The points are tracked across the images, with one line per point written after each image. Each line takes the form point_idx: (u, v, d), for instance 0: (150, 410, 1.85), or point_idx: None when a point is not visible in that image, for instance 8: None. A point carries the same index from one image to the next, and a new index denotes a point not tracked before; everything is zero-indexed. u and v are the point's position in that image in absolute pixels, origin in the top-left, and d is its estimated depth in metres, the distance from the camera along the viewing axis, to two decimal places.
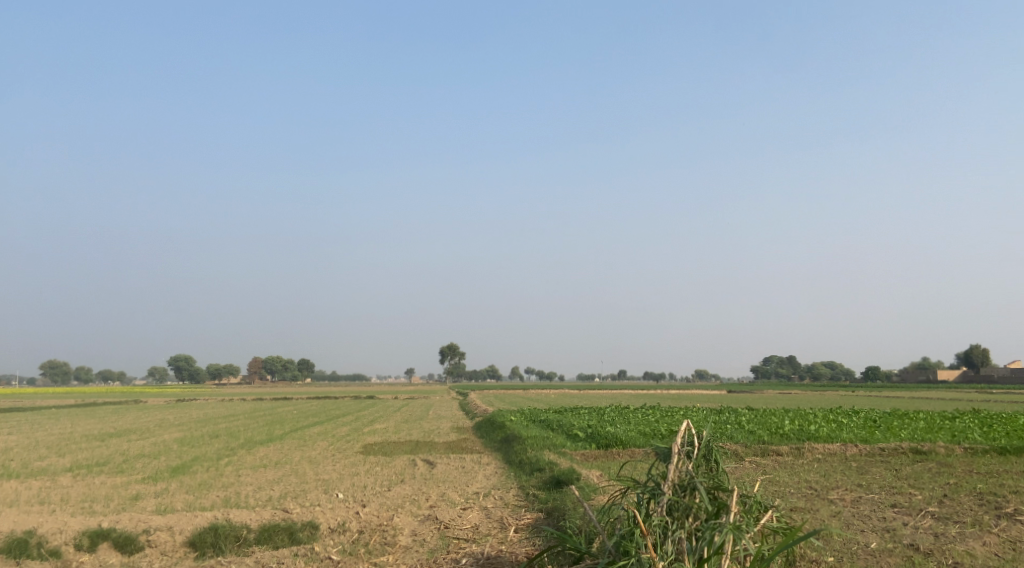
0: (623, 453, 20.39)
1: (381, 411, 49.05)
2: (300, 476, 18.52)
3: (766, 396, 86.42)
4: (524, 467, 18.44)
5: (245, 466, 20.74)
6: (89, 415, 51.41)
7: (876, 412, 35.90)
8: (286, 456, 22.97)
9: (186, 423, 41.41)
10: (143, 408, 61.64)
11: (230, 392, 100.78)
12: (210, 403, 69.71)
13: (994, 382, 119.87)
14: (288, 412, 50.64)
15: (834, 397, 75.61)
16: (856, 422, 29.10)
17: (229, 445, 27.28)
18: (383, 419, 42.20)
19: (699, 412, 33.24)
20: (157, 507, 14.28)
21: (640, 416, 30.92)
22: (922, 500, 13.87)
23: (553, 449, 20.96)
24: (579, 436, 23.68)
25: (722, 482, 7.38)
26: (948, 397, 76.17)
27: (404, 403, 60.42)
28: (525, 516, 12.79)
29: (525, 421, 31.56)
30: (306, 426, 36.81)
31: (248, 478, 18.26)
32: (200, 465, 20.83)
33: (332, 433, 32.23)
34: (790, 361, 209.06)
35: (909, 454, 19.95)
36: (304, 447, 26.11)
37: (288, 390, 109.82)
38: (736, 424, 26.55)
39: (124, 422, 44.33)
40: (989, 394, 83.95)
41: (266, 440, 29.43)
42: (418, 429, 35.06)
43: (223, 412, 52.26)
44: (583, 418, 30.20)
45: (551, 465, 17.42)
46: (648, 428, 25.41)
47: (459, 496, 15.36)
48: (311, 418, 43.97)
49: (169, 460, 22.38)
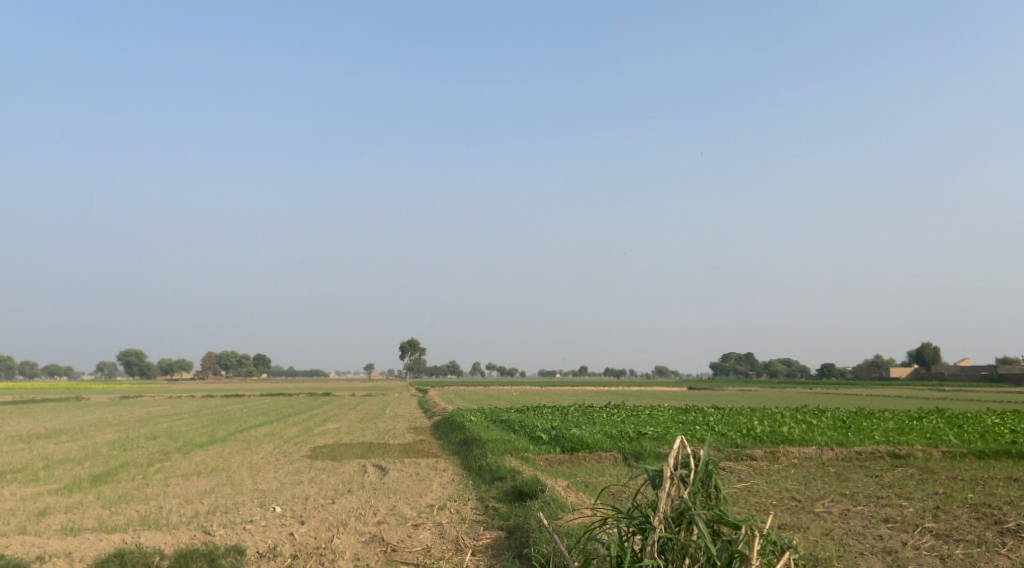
0: (590, 458, 19.12)
1: (335, 410, 47.13)
2: (235, 486, 16.80)
3: (726, 393, 86.08)
4: (483, 475, 16.98)
5: (178, 473, 18.96)
6: (25, 414, 48.56)
7: (843, 412, 35.08)
8: (225, 462, 21.19)
9: (127, 422, 39.16)
10: (84, 405, 58.65)
11: (181, 388, 97.40)
12: (158, 400, 66.89)
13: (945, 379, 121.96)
14: (238, 411, 48.47)
15: (794, 396, 75.33)
16: (824, 423, 28.09)
17: (165, 448, 25.35)
18: (337, 418, 40.37)
19: (664, 412, 32.09)
20: (63, 527, 12.54)
21: (605, 416, 29.64)
22: (914, 513, 12.44)
23: (515, 453, 19.56)
24: (543, 438, 22.31)
25: (724, 513, 5.95)
26: (900, 394, 76.75)
27: (362, 401, 58.50)
28: (483, 536, 11.35)
29: (485, 421, 30.16)
30: (254, 426, 34.85)
31: (177, 489, 16.51)
32: (126, 473, 18.98)
33: (280, 434, 30.35)
34: (747, 358, 210.91)
35: (887, 458, 18.92)
36: (246, 451, 24.30)
37: (242, 385, 106.88)
38: (705, 425, 25.44)
39: (60, 421, 41.80)
40: (938, 390, 85.04)
41: (206, 442, 27.50)
42: (373, 429, 33.40)
43: (170, 410, 49.87)
44: (546, 419, 28.88)
45: (512, 473, 15.98)
46: (614, 429, 24.13)
47: (411, 510, 13.83)
48: (261, 416, 41.94)
49: (93, 466, 20.44)
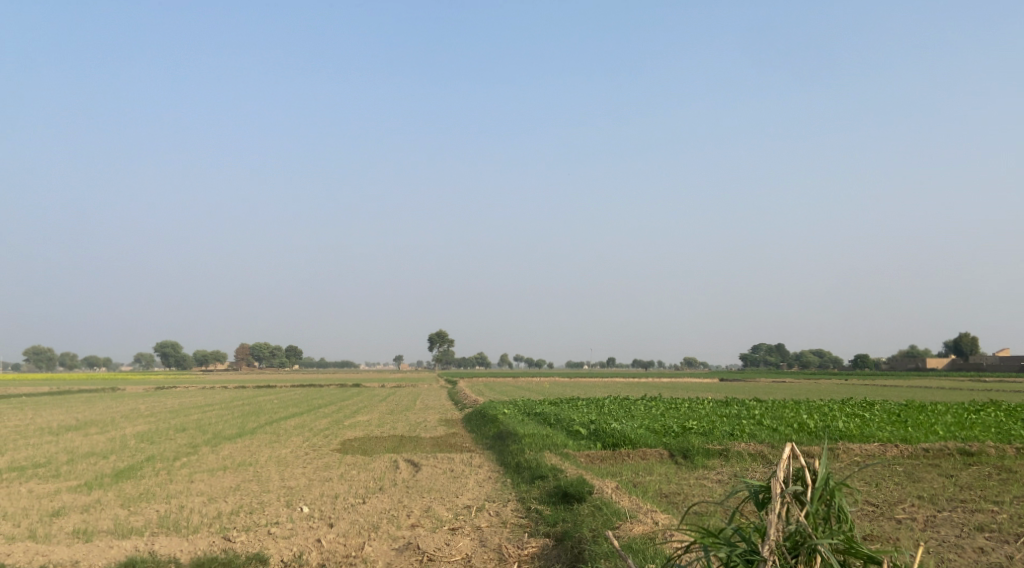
0: (634, 455, 18.01)
1: (365, 401, 46.42)
2: (261, 484, 15.85)
3: (765, 385, 83.83)
4: (522, 473, 15.91)
5: (203, 468, 18.15)
6: (58, 405, 48.56)
7: (892, 405, 33.44)
8: (253, 456, 20.33)
9: (157, 413, 38.76)
10: (118, 396, 58.66)
11: (215, 379, 97.29)
12: (190, 391, 66.73)
13: (985, 369, 119.01)
14: (268, 402, 48.01)
15: (828, 386, 73.05)
16: (878, 417, 26.56)
17: (192, 441, 24.60)
18: (368, 410, 39.63)
19: (705, 404, 30.81)
20: (76, 529, 11.73)
21: (643, 409, 28.40)
22: (1009, 521, 11.08)
23: (553, 449, 18.45)
24: (582, 433, 21.15)
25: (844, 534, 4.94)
26: (937, 385, 74.18)
27: (392, 392, 57.98)
28: (529, 542, 10.29)
29: (518, 414, 29.10)
30: (284, 418, 34.19)
31: (201, 486, 15.64)
32: (149, 468, 18.18)
33: (309, 427, 29.57)
34: (778, 348, 207.46)
35: (957, 456, 17.54)
36: (275, 444, 23.45)
37: (272, 377, 107.27)
38: (752, 419, 24.15)
39: (91, 412, 41.58)
40: (973, 382, 82.39)
41: (234, 435, 26.80)
42: (403, 422, 32.52)
43: (200, 402, 49.56)
44: (583, 412, 27.60)
45: (554, 471, 14.88)
46: (657, 424, 22.92)
47: (447, 512, 12.79)
48: (291, 408, 41.31)
49: (117, 461, 19.72)
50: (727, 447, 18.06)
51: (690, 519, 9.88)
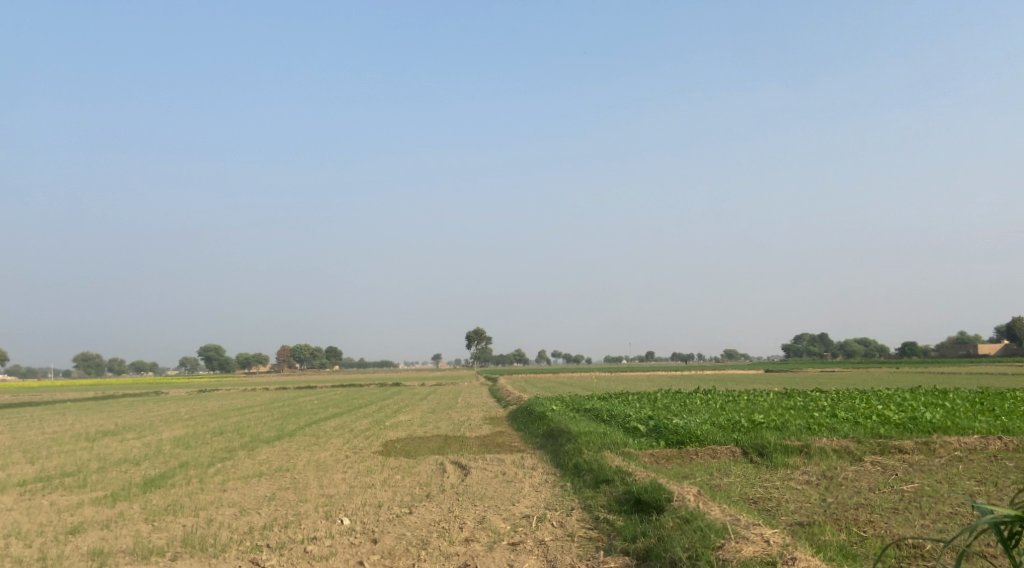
0: (703, 453, 16.41)
1: (407, 400, 45.12)
2: (298, 492, 14.52)
3: (814, 375, 81.06)
4: (583, 476, 14.39)
5: (238, 475, 16.95)
6: (101, 410, 48.18)
7: (966, 393, 31.24)
8: (291, 460, 19.09)
9: (195, 417, 37.88)
10: (159, 401, 58.10)
11: (256, 381, 97.06)
12: (231, 393, 66.23)
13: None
14: (308, 402, 47.12)
15: (876, 375, 69.94)
16: (961, 407, 24.56)
17: (230, 445, 23.50)
18: (409, 409, 38.26)
19: (766, 396, 29.00)
20: (91, 550, 10.50)
21: (701, 403, 26.70)
22: None
23: (613, 448, 16.89)
24: (641, 430, 19.49)
25: None
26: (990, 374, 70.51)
27: (433, 391, 56.83)
28: (609, 562, 8.80)
29: (566, 410, 27.54)
30: (324, 419, 32.97)
31: (234, 495, 14.39)
32: (179, 476, 16.97)
33: (350, 428, 28.36)
34: (823, 339, 202.96)
35: None
36: (313, 447, 22.21)
37: (309, 378, 106.91)
38: (824, 411, 22.34)
39: (131, 417, 40.91)
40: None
41: (272, 438, 25.66)
42: (446, 421, 31.14)
43: (240, 404, 48.82)
44: (638, 407, 25.95)
45: (621, 474, 13.30)
46: (722, 418, 21.23)
47: (504, 525, 11.31)
48: (331, 408, 40.18)
49: (149, 468, 18.61)
50: (808, 444, 16.33)
51: (815, 536, 8.40)
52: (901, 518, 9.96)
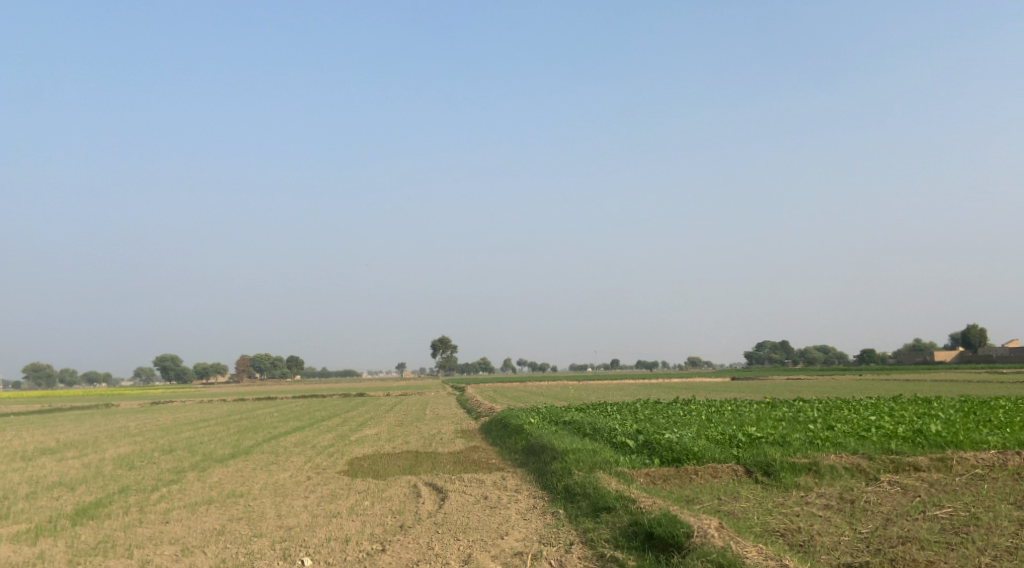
0: (704, 472, 14.97)
1: (372, 412, 43.00)
2: (252, 524, 12.70)
3: (781, 383, 80.83)
4: (577, 502, 12.81)
5: (185, 503, 15.01)
6: (42, 424, 45.23)
7: (950, 402, 30.34)
8: (246, 483, 17.19)
9: (144, 432, 35.41)
10: (109, 413, 55.13)
11: (213, 392, 94.04)
12: (188, 405, 63.36)
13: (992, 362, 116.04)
14: (267, 415, 44.80)
15: (839, 384, 69.63)
16: (956, 417, 23.43)
17: (179, 465, 21.44)
18: (374, 422, 36.22)
19: (750, 407, 27.70)
20: None
21: (685, 415, 25.23)
22: None
23: (605, 468, 15.33)
24: (630, 447, 18.00)
25: None
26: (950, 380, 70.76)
27: (398, 402, 54.89)
28: None
29: (544, 423, 25.90)
30: (283, 434, 30.82)
31: (178, 528, 12.53)
32: (117, 505, 14.97)
33: (311, 444, 26.35)
34: (783, 347, 205.15)
35: None
36: (272, 467, 20.27)
37: (268, 388, 103.57)
38: (819, 424, 21.08)
39: (74, 432, 38.18)
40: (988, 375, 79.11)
41: (227, 456, 23.64)
42: (416, 434, 29.28)
43: (197, 417, 46.28)
44: (620, 420, 24.41)
45: (622, 500, 11.73)
46: (714, 432, 19.86)
47: (494, 564, 9.71)
48: (293, 422, 38.04)
49: (84, 494, 16.54)
50: (817, 461, 14.94)
51: None
52: (959, 556, 8.54)
